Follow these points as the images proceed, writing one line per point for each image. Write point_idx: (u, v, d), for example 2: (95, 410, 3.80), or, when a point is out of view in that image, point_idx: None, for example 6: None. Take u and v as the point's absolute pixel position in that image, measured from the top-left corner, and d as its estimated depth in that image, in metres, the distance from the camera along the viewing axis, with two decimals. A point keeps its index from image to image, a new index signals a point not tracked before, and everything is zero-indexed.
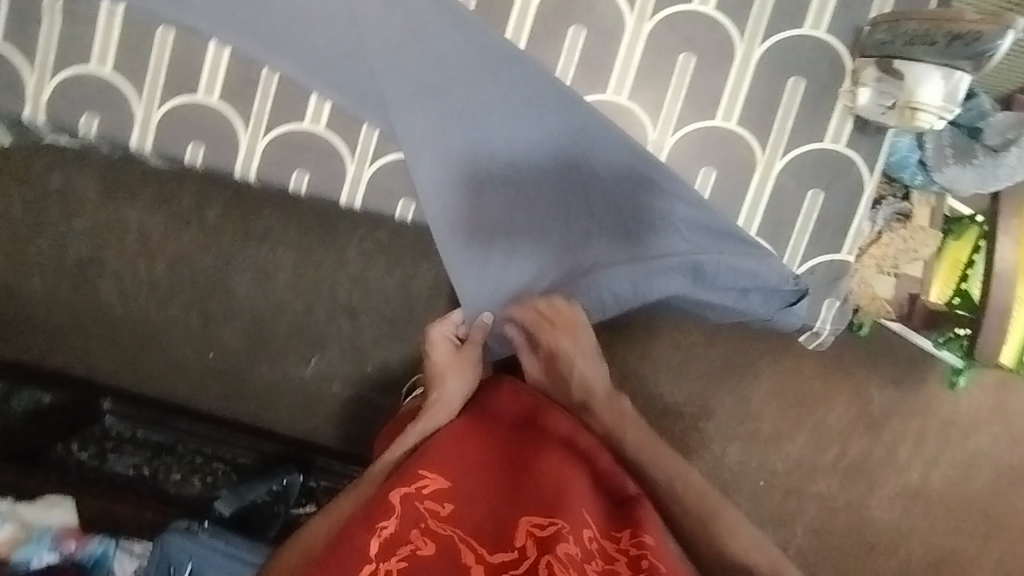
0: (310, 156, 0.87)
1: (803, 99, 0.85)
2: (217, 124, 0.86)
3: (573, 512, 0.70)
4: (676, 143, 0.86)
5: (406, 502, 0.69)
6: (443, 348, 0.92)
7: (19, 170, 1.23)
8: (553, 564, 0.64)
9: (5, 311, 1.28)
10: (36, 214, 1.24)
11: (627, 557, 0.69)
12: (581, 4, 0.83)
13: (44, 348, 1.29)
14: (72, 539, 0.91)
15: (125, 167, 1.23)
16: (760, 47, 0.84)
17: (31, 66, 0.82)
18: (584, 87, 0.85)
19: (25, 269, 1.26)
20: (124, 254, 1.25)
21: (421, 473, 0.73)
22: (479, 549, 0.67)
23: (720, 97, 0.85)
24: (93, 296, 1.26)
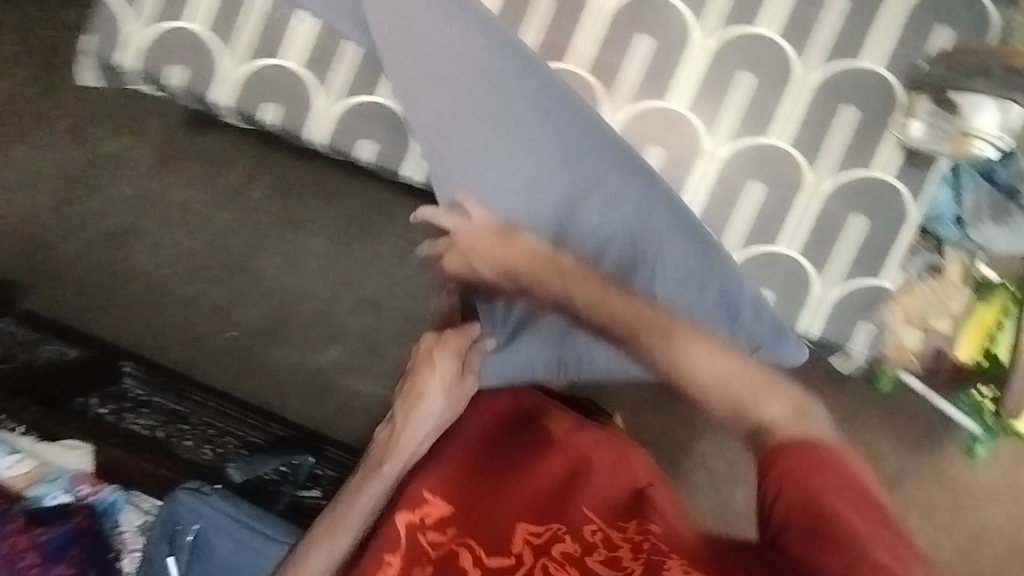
0: (378, 126, 0.81)
1: (857, 130, 0.78)
2: (291, 85, 0.81)
3: (568, 515, 0.70)
4: (732, 155, 0.79)
5: (409, 535, 0.73)
6: (443, 363, 0.77)
7: (82, 134, 1.29)
8: (549, 565, 0.65)
9: (38, 265, 1.30)
10: (90, 176, 1.29)
11: (630, 543, 0.64)
12: (651, 12, 0.80)
13: (69, 306, 1.29)
14: (86, 483, 0.89)
15: (181, 142, 1.28)
16: (821, 70, 0.78)
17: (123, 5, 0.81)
18: (648, 93, 0.80)
19: (68, 226, 1.29)
20: (166, 224, 1.29)
21: (422, 500, 0.76)
22: (478, 553, 0.69)
23: (775, 117, 0.79)
24: (128, 260, 1.29)
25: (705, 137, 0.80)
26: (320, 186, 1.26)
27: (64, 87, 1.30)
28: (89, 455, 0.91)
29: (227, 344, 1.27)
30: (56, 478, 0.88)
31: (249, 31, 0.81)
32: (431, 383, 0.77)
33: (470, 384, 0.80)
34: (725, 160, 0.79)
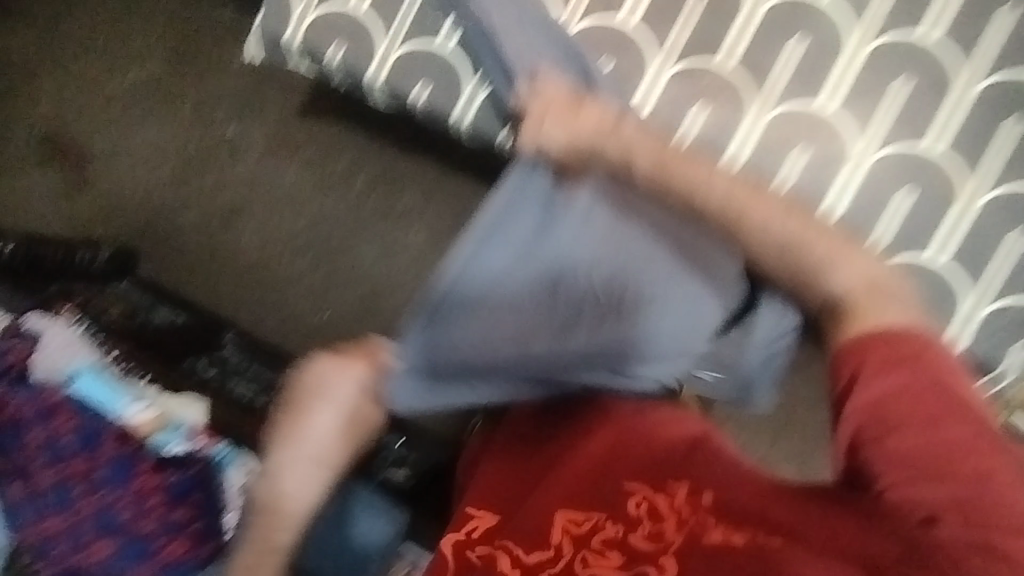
0: None
1: (1015, 144, 0.82)
2: (446, 71, 0.93)
3: (604, 499, 0.69)
4: (877, 161, 0.85)
5: (455, 552, 0.72)
6: (332, 420, 0.76)
7: (206, 113, 1.37)
8: (588, 557, 0.66)
9: (151, 232, 1.38)
10: (208, 153, 1.37)
11: (677, 518, 0.65)
12: (807, 16, 0.86)
13: (175, 274, 1.37)
14: (202, 436, 0.94)
15: (295, 126, 1.34)
16: (982, 82, 0.82)
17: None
18: (799, 93, 0.86)
19: (184, 198, 1.37)
20: (273, 204, 1.34)
21: (467, 514, 0.75)
22: (515, 552, 0.69)
23: (933, 123, 0.83)
24: (234, 236, 1.35)
25: (856, 137, 0.85)
26: (422, 178, 1.30)
27: (192, 73, 1.38)
28: (204, 409, 0.99)
29: (320, 325, 1.32)
30: (177, 428, 0.95)
31: (409, 19, 0.94)
32: (303, 430, 0.76)
33: (365, 420, 0.77)
34: (877, 163, 0.85)
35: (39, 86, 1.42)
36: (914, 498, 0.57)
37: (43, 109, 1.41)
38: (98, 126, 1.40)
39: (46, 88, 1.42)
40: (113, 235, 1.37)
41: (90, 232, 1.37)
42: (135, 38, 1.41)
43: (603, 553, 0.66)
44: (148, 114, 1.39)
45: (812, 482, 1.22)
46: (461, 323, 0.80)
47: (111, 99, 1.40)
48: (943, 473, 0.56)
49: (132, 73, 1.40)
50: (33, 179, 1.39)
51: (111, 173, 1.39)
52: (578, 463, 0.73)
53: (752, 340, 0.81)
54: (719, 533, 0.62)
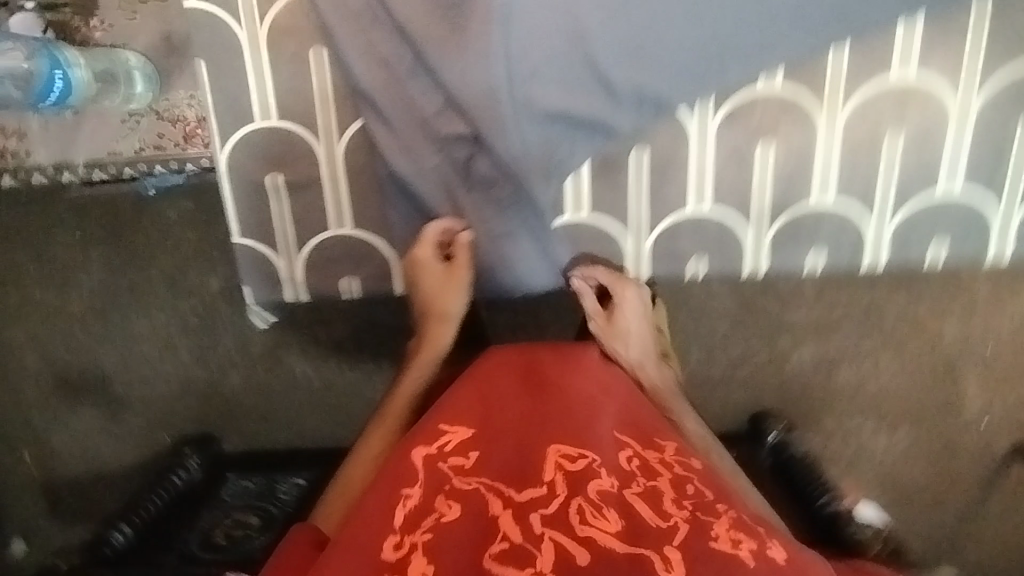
0: (592, 236, 1.04)
1: (986, 46, 0.93)
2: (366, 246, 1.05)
3: (598, 445, 0.77)
4: (785, 116, 0.97)
5: (429, 466, 0.75)
6: None
7: (176, 276, 1.28)
8: (590, 505, 0.69)
9: (209, 406, 1.34)
10: (209, 318, 1.30)
11: (669, 474, 0.75)
12: None
13: (253, 431, 1.34)
14: None
15: (214, 259, 1.26)
16: (917, 27, 0.93)
17: (284, 254, 1.04)
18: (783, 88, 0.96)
19: (220, 365, 1.32)
20: (301, 329, 1.30)
21: (443, 431, 0.79)
22: (507, 491, 0.71)
23: (904, 58, 0.94)
24: (287, 374, 1.32)
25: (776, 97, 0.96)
26: None
27: (128, 251, 1.27)
28: None
29: None
30: None
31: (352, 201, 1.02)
32: None
33: None
34: (788, 125, 0.97)
35: (15, 342, 1.33)
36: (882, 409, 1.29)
37: (43, 343, 1.33)
38: (99, 342, 1.32)
39: (25, 342, 1.33)
40: (191, 428, 1.35)
41: (160, 445, 1.36)
42: (65, 244, 1.28)
43: (602, 509, 0.69)
44: (135, 312, 1.30)
45: (924, 293, 1.22)
46: (376, 40, 0.92)
47: (85, 316, 1.31)
48: (808, 398, 1.29)
49: (91, 275, 1.29)
50: (80, 427, 1.36)
51: (138, 383, 1.34)
52: (570, 400, 0.83)
53: (439, 22, 0.88)
54: (722, 529, 0.67)
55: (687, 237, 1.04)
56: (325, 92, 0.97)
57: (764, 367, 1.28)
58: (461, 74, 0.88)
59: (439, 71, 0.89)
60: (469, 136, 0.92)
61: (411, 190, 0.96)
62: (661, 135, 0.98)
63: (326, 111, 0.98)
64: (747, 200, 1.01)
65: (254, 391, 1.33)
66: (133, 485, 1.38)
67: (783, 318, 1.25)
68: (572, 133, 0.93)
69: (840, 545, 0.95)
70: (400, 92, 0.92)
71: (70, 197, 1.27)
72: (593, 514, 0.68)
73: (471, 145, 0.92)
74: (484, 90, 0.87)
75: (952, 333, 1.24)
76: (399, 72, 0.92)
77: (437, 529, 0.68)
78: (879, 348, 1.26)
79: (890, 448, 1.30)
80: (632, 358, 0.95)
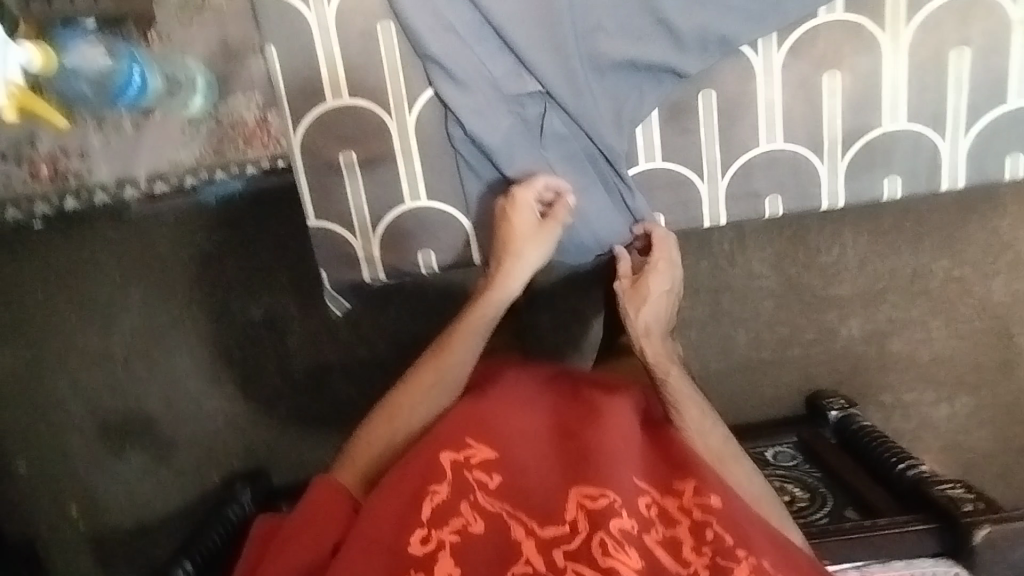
0: (658, 194, 0.84)
1: None
2: (439, 217, 0.85)
3: (620, 482, 0.70)
4: (875, 39, 0.77)
5: (454, 475, 0.71)
6: None
7: (216, 308, 1.28)
8: (609, 542, 0.66)
9: (257, 439, 1.32)
10: (251, 348, 1.29)
11: (690, 520, 0.70)
12: None
13: (304, 460, 1.33)
14: None
15: (254, 287, 1.27)
16: None
17: (355, 235, 0.85)
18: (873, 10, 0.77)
19: (265, 396, 1.31)
20: (344, 350, 1.29)
21: (466, 443, 0.74)
22: (529, 522, 0.69)
23: None
24: (333, 397, 1.30)
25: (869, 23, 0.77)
26: None
27: (166, 288, 1.28)
28: None
29: None
30: None
31: (416, 160, 0.82)
32: None
33: None
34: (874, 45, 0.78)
35: (58, 393, 1.32)
36: (939, 377, 1.26)
37: (85, 391, 1.32)
38: (143, 384, 1.31)
39: (68, 391, 1.32)
40: (240, 463, 1.33)
41: (210, 483, 1.34)
42: (104, 287, 1.28)
43: (623, 545, 0.66)
44: (178, 350, 1.30)
45: (965, 253, 1.21)
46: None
47: (128, 358, 1.30)
48: (862, 372, 1.27)
49: (132, 317, 1.29)
50: (128, 473, 1.34)
51: (183, 423, 1.32)
52: (601, 423, 0.76)
53: None
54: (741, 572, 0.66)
55: (767, 181, 0.83)
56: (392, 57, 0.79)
57: (814, 345, 1.26)
58: (509, 16, 0.75)
59: (485, 18, 0.76)
60: (530, 89, 0.77)
61: (469, 168, 0.81)
62: (726, 72, 0.80)
63: (395, 81, 0.79)
64: (820, 132, 0.80)
65: (301, 418, 1.31)
66: (185, 528, 1.35)
67: (828, 294, 1.24)
68: (642, 79, 0.78)
69: (929, 504, 0.93)
70: (434, 49, 0.76)
71: (105, 237, 1.26)
72: (614, 548, 0.66)
73: (536, 103, 0.78)
74: (535, 32, 0.76)
75: (999, 291, 1.23)
76: (433, 25, 0.76)
77: (463, 538, 0.67)
78: (928, 315, 1.24)
79: (952, 416, 1.27)
80: (638, 326, 0.81)
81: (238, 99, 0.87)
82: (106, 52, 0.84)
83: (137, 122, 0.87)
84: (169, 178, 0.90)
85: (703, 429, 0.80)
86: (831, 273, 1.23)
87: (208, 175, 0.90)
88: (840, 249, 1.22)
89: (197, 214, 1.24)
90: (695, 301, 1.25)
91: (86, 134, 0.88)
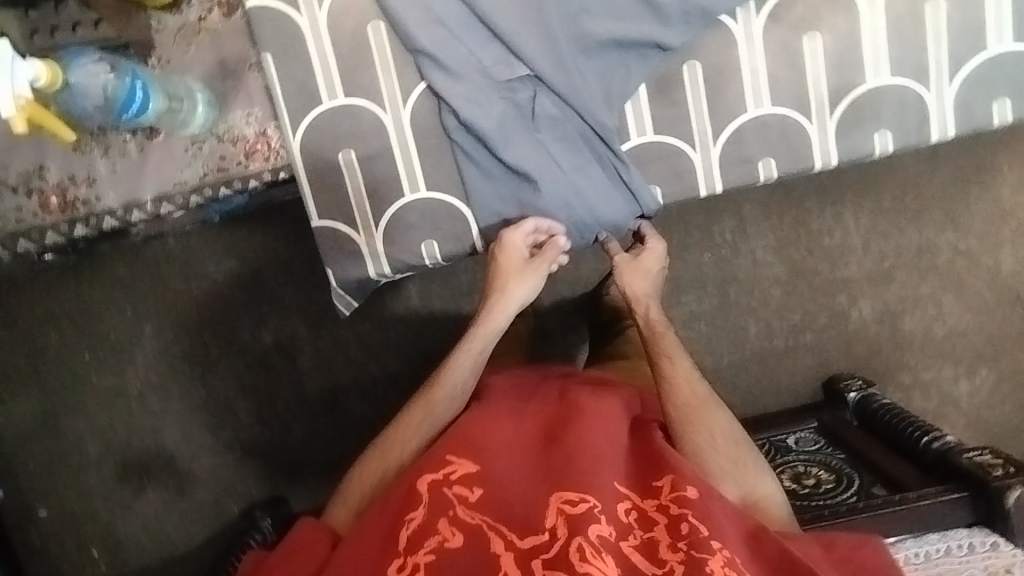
0: (653, 167, 0.85)
1: None
2: (440, 207, 0.86)
3: (600, 486, 0.63)
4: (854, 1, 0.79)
5: (432, 492, 0.64)
6: None
7: (227, 337, 1.29)
8: (587, 547, 0.58)
9: (275, 466, 1.32)
10: (265, 374, 1.30)
11: (667, 518, 0.62)
12: None
13: (323, 485, 1.32)
14: None
15: (264, 314, 1.28)
16: None
17: (358, 231, 0.87)
18: None
19: (281, 422, 1.31)
20: (356, 370, 1.30)
21: (448, 459, 0.66)
22: (508, 535, 0.61)
23: None
24: (349, 419, 1.30)
25: None
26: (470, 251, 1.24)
27: (178, 321, 1.29)
28: None
29: None
30: None
31: (412, 152, 0.84)
32: None
33: None
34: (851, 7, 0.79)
35: (75, 433, 1.32)
36: (956, 352, 1.25)
37: (102, 430, 1.32)
38: (159, 418, 1.32)
39: (85, 430, 1.32)
40: (260, 491, 1.32)
41: (229, 514, 1.33)
42: (116, 324, 1.29)
43: (601, 550, 0.58)
44: (192, 381, 1.30)
45: (969, 225, 1.21)
46: None
47: (143, 393, 1.31)
48: (877, 353, 1.25)
49: (145, 351, 1.30)
50: (147, 510, 1.33)
51: (200, 454, 1.32)
52: (585, 426, 0.70)
53: None
54: (717, 566, 0.57)
55: (759, 146, 0.84)
56: (385, 57, 0.81)
57: (826, 329, 1.25)
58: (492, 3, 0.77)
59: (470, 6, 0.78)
60: (519, 71, 0.79)
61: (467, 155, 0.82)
62: (709, 46, 0.81)
63: (389, 78, 0.82)
64: (805, 93, 0.81)
65: (318, 442, 1.31)
66: (207, 563, 1.34)
67: (835, 275, 1.24)
68: (628, 59, 0.80)
69: (958, 473, 0.91)
70: (423, 41, 0.78)
71: (115, 273, 1.28)
72: (592, 553, 0.58)
73: (527, 87, 0.80)
74: (520, 17, 0.77)
75: (1008, 261, 1.22)
76: (421, 14, 0.78)
77: (439, 555, 0.59)
78: (939, 291, 1.23)
79: (974, 392, 1.25)
80: (642, 291, 0.85)
81: (236, 115, 0.89)
82: (111, 69, 0.79)
83: (141, 143, 0.89)
84: (175, 199, 0.91)
85: (693, 377, 0.77)
86: (835, 255, 1.23)
87: (213, 192, 0.91)
88: (842, 231, 1.22)
89: (204, 245, 1.26)
90: (703, 295, 1.25)
91: (92, 161, 0.90)
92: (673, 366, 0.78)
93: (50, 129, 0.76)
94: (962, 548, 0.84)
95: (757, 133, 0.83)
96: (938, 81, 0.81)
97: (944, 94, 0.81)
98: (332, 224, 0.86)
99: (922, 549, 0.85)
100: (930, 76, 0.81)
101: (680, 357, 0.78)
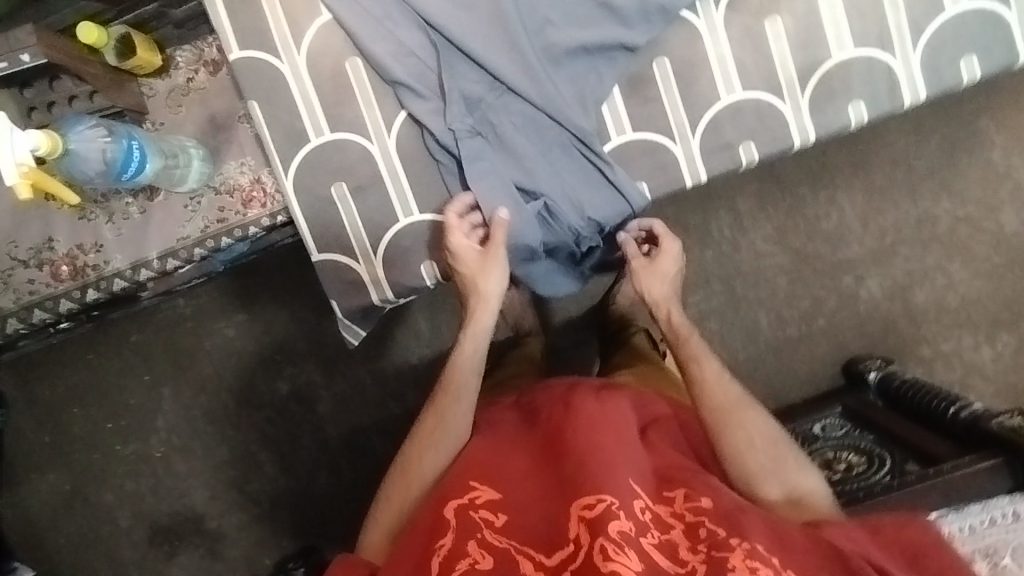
0: (637, 165, 0.87)
1: None
2: (434, 229, 0.87)
3: (617, 484, 0.61)
4: None
5: (458, 516, 0.64)
6: None
7: (245, 389, 1.30)
8: (609, 546, 0.57)
9: (305, 515, 1.31)
10: (285, 422, 1.30)
11: (684, 524, 0.61)
12: None
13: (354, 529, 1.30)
14: None
15: (277, 362, 1.30)
16: None
17: (359, 262, 0.88)
18: None
19: (306, 470, 1.31)
20: (375, 409, 1.30)
21: (470, 485, 0.67)
22: (536, 555, 0.60)
23: None
24: (373, 458, 1.30)
25: None
26: None
27: (195, 378, 1.31)
28: None
29: None
30: None
31: (403, 178, 0.86)
32: None
33: None
34: None
35: (104, 504, 1.33)
36: (973, 319, 1.23)
37: (130, 498, 1.33)
38: (186, 479, 1.32)
39: (114, 500, 1.33)
40: (292, 543, 1.31)
41: (264, 570, 1.32)
42: (135, 391, 1.31)
43: (623, 547, 0.57)
44: (214, 438, 1.31)
45: (965, 191, 1.22)
46: (356, 23, 0.81)
47: (168, 455, 1.32)
48: (893, 330, 1.24)
49: (166, 413, 1.31)
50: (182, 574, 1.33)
51: (230, 512, 1.32)
52: (595, 427, 0.68)
53: None
54: (739, 561, 0.56)
55: (737, 131, 0.85)
56: (365, 90, 0.84)
57: (838, 312, 1.25)
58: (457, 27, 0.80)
59: (439, 34, 0.81)
60: (494, 88, 0.82)
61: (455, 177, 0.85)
62: (675, 44, 0.84)
63: (370, 108, 0.84)
64: (775, 76, 0.83)
65: (343, 487, 1.30)
66: None
67: (839, 258, 1.24)
68: (598, 65, 0.83)
69: (988, 439, 0.90)
70: (400, 71, 0.81)
71: (130, 339, 1.30)
72: (615, 551, 0.56)
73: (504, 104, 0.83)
74: (487, 36, 0.80)
75: (1010, 222, 1.22)
76: (394, 49, 0.81)
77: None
78: (946, 260, 1.23)
79: (998, 358, 1.23)
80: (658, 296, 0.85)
81: (231, 166, 0.92)
82: (108, 134, 0.82)
83: (142, 205, 0.92)
84: (179, 253, 0.93)
85: (723, 379, 0.76)
86: (836, 238, 1.23)
87: (216, 244, 0.93)
88: (839, 212, 1.23)
89: (213, 301, 1.29)
90: (709, 292, 1.25)
91: (98, 227, 0.93)
92: (704, 368, 0.78)
93: (56, 196, 0.79)
94: (1008, 517, 0.78)
95: (733, 119, 0.85)
96: (903, 48, 0.82)
97: (911, 61, 0.83)
98: (333, 257, 0.88)
99: (965, 523, 0.80)
100: (895, 45, 0.82)
101: (708, 359, 0.78)
